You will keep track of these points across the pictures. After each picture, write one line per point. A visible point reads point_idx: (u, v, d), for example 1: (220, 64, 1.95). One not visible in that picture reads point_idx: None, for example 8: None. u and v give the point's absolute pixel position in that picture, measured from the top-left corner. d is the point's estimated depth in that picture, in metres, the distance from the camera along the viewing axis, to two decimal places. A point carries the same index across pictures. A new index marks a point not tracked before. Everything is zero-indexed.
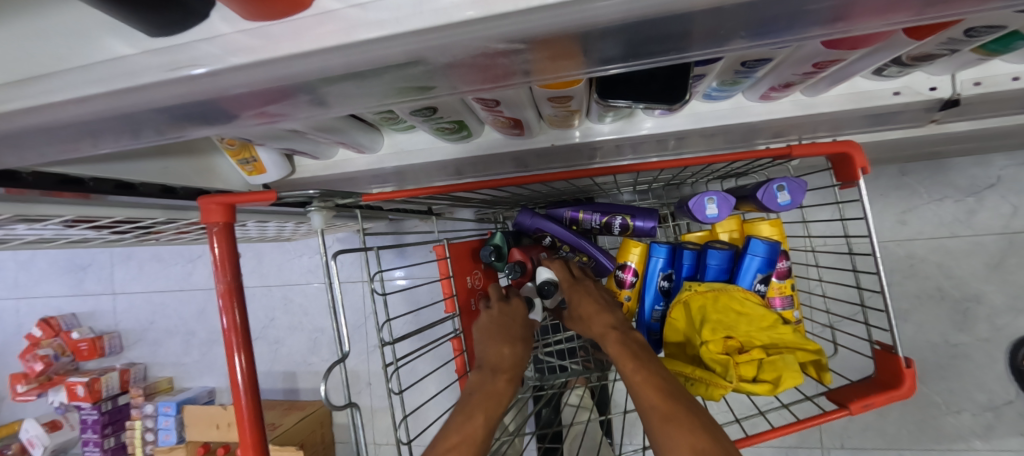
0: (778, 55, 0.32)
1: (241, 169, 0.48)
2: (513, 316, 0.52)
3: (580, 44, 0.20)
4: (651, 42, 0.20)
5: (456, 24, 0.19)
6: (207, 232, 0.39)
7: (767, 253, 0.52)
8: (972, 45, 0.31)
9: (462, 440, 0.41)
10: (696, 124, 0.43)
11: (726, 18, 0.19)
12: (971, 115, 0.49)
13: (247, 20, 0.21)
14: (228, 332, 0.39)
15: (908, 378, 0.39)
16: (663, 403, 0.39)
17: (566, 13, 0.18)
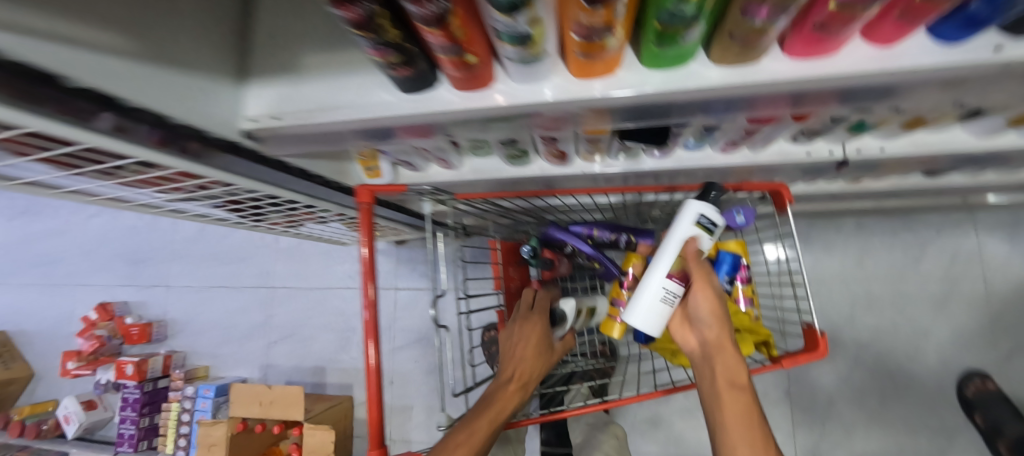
0: (723, 127, 0.52)
1: (365, 174, 0.69)
2: (539, 349, 0.65)
3: (616, 112, 0.42)
4: (651, 115, 0.42)
5: (559, 99, 0.41)
6: (358, 209, 0.58)
7: (733, 262, 0.70)
8: (839, 127, 0.53)
9: (464, 441, 0.55)
10: (680, 164, 0.64)
11: (684, 107, 0.41)
12: (876, 171, 0.70)
13: (455, 90, 0.42)
14: (367, 324, 0.56)
15: (820, 342, 0.58)
16: None
17: (611, 100, 0.40)
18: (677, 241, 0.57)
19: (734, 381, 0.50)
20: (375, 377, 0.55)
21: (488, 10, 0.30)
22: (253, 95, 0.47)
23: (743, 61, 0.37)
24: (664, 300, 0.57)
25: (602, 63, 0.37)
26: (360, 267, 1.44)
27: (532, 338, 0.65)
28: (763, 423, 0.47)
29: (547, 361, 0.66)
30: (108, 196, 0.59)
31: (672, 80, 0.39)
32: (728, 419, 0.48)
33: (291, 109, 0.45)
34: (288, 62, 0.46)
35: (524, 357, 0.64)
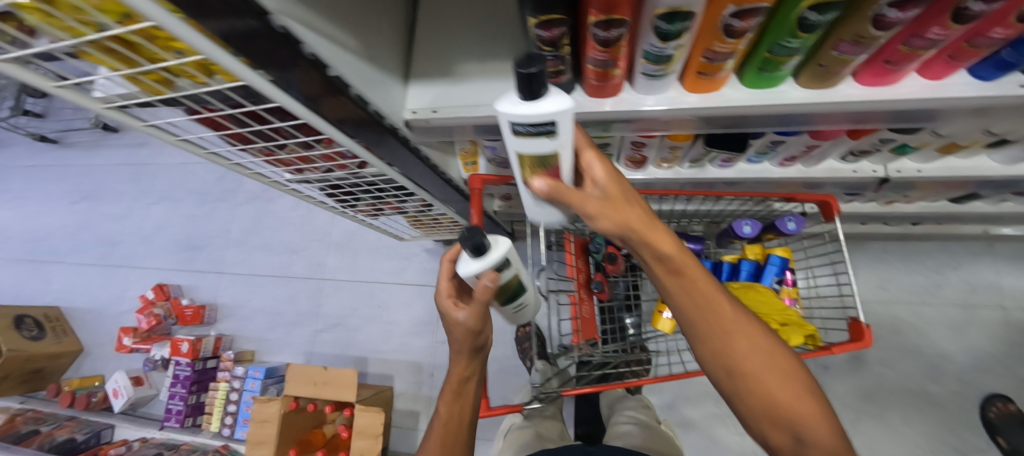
0: (788, 141, 0.63)
1: (465, 167, 0.81)
2: (457, 334, 0.64)
3: (706, 119, 0.53)
4: (734, 123, 0.53)
5: (668, 106, 0.51)
6: (470, 194, 0.69)
7: (781, 264, 0.81)
8: (885, 146, 0.63)
9: (449, 421, 0.68)
10: (740, 174, 0.75)
11: (763, 119, 0.52)
12: (909, 192, 0.79)
13: (586, 97, 0.54)
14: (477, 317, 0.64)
15: (865, 331, 0.67)
16: (747, 327, 0.45)
17: (708, 109, 0.51)
18: (516, 156, 0.44)
19: (676, 269, 0.44)
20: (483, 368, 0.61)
21: (646, 37, 0.41)
22: (415, 91, 0.58)
23: (825, 86, 0.47)
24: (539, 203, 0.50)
25: (715, 82, 0.48)
26: (407, 264, 1.53)
27: (446, 322, 0.65)
28: (712, 282, 0.46)
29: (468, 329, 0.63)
30: (254, 170, 0.71)
31: (762, 93, 0.49)
32: (687, 305, 0.45)
33: (446, 104, 0.56)
34: (446, 69, 0.58)
35: (454, 331, 0.65)
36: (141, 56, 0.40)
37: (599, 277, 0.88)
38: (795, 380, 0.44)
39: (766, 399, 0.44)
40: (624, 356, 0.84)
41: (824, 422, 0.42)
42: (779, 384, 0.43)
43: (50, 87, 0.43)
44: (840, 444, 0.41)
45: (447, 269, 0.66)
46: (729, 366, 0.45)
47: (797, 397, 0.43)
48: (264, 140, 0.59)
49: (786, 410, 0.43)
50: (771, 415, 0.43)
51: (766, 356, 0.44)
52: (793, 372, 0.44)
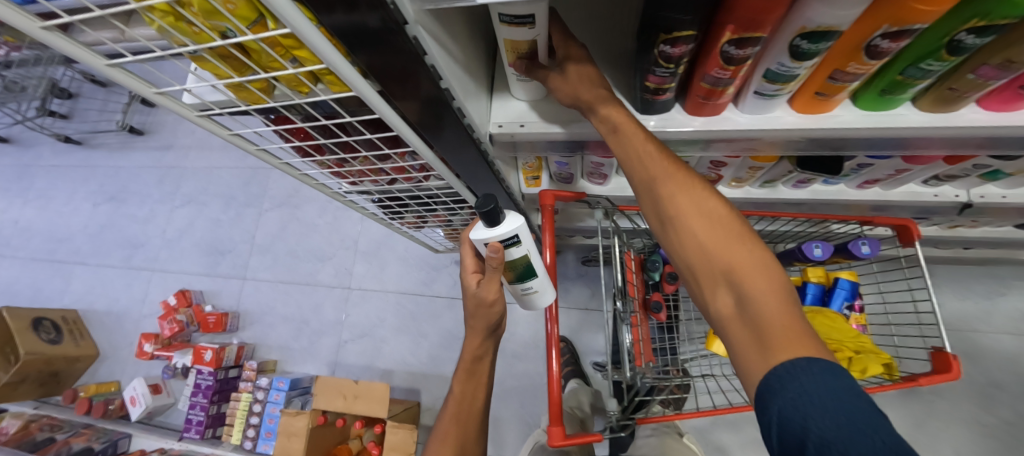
0: (877, 164, 0.61)
1: (527, 182, 0.80)
2: (473, 308, 0.62)
3: (803, 141, 0.51)
4: (833, 144, 0.52)
5: (768, 126, 0.50)
6: (542, 209, 0.68)
7: (851, 288, 0.79)
8: (976, 172, 0.61)
9: (465, 407, 0.67)
10: (814, 195, 0.73)
11: (864, 142, 0.50)
12: (984, 216, 0.77)
13: (686, 114, 0.52)
14: (552, 336, 0.63)
15: (954, 363, 0.64)
16: (699, 195, 0.45)
17: (808, 131, 0.49)
18: (502, 41, 0.46)
19: (618, 131, 0.48)
20: (557, 389, 0.59)
21: (776, 56, 0.40)
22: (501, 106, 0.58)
23: (948, 109, 0.45)
24: (518, 80, 0.53)
25: (830, 103, 0.46)
26: (437, 275, 1.51)
27: (464, 295, 0.63)
28: (658, 146, 0.48)
29: (482, 306, 0.60)
30: (318, 182, 0.70)
31: (871, 115, 0.47)
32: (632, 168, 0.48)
33: (535, 119, 0.56)
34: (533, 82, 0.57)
35: (472, 312, 0.63)
36: (255, 63, 0.38)
37: (658, 298, 0.86)
38: (742, 240, 0.42)
39: (708, 257, 0.42)
40: (674, 379, 0.81)
41: (770, 281, 0.39)
42: (722, 241, 0.42)
43: (151, 93, 0.41)
44: (780, 301, 0.38)
45: (468, 245, 0.61)
46: (667, 223, 0.46)
47: (739, 254, 0.41)
48: (337, 153, 0.58)
49: (725, 267, 0.41)
50: (710, 274, 0.42)
51: (710, 214, 0.44)
52: (744, 234, 0.43)
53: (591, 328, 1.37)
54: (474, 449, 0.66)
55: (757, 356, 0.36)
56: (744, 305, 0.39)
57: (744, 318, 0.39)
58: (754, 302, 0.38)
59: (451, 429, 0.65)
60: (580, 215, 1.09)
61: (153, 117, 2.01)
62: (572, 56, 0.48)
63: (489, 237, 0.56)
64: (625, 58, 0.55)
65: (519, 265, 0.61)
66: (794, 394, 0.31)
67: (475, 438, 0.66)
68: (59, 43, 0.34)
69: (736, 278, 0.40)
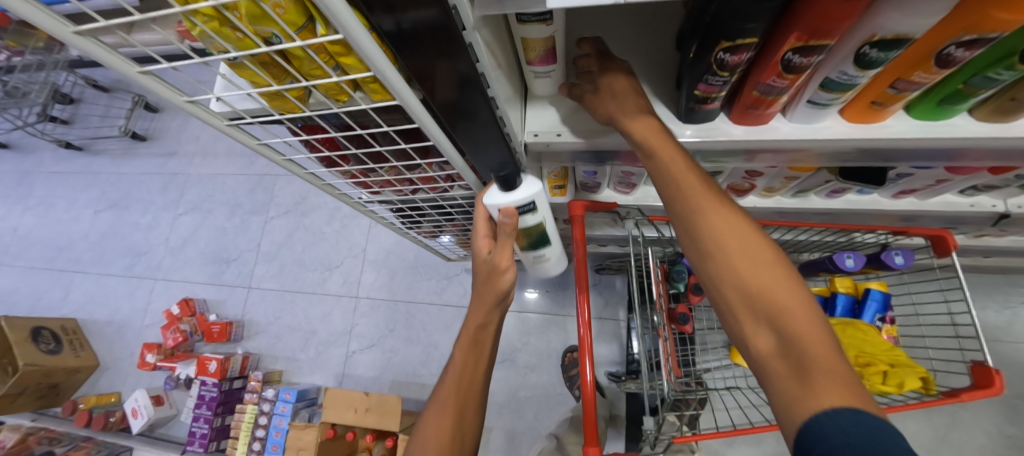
0: (917, 174, 0.60)
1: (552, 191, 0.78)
2: (483, 276, 0.57)
3: (850, 151, 0.50)
4: (882, 155, 0.50)
5: (815, 136, 0.48)
6: (572, 220, 0.67)
7: (882, 300, 0.77)
8: (1018, 182, 0.60)
9: (467, 379, 0.57)
10: (846, 205, 0.72)
11: (915, 152, 0.49)
12: (1018, 226, 0.75)
13: (733, 123, 0.51)
14: (585, 352, 0.60)
15: (997, 378, 0.62)
16: (734, 218, 0.41)
17: (858, 141, 0.47)
18: (520, 41, 0.45)
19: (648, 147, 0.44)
20: (593, 406, 0.57)
21: (838, 64, 0.38)
22: (536, 116, 0.56)
23: (1005, 120, 0.43)
24: (537, 78, 0.52)
25: (884, 112, 0.45)
26: (447, 284, 1.50)
27: (474, 261, 0.59)
28: (691, 164, 0.44)
29: (493, 281, 0.56)
30: (340, 192, 0.68)
31: (926, 126, 0.46)
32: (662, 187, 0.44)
33: (574, 127, 0.54)
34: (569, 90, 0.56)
35: (481, 292, 0.57)
36: (296, 70, 0.36)
37: (683, 309, 0.86)
38: (783, 274, 0.38)
39: (745, 290, 0.38)
40: (701, 393, 0.79)
41: (814, 322, 0.36)
42: (761, 273, 0.38)
43: (182, 102, 0.39)
44: (828, 345, 0.34)
45: (481, 212, 0.58)
46: (698, 247, 0.42)
47: (782, 291, 0.37)
48: (363, 163, 0.56)
49: (766, 303, 0.37)
50: (747, 311, 0.38)
51: (748, 243, 0.40)
52: (785, 267, 0.39)
53: (605, 338, 1.35)
54: (473, 429, 0.57)
55: (802, 404, 0.33)
56: (788, 347, 0.35)
57: (788, 362, 0.35)
58: (799, 345, 0.34)
59: (450, 402, 0.56)
60: (598, 224, 1.07)
61: (156, 123, 1.98)
62: (606, 71, 0.47)
63: (504, 199, 0.54)
64: (665, 67, 0.54)
65: (533, 234, 0.61)
66: (830, 444, 0.29)
67: (475, 412, 0.57)
68: (92, 49, 0.32)
69: (778, 317, 0.36)
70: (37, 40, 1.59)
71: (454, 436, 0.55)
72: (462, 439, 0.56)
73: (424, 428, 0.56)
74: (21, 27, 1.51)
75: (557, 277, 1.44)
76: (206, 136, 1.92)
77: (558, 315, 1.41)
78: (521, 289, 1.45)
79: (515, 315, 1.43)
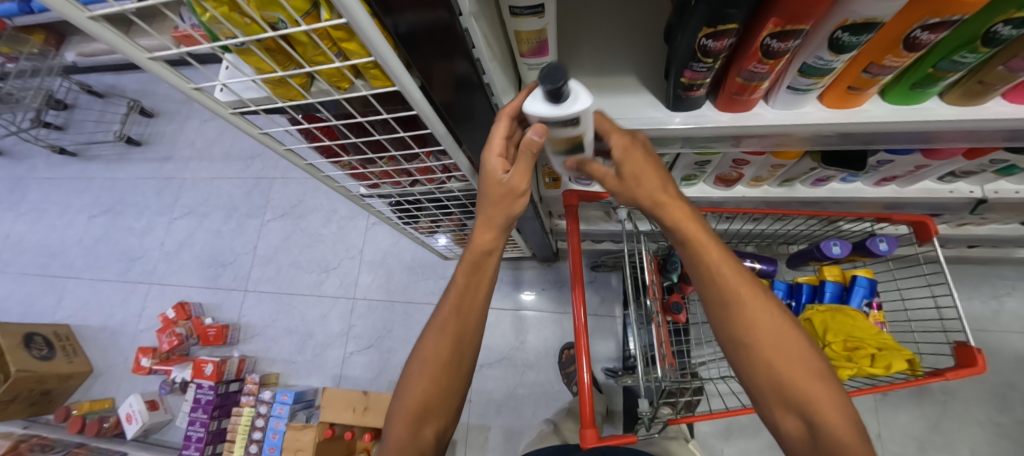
0: (897, 161, 0.62)
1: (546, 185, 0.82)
2: (492, 197, 0.51)
3: (830, 135, 0.52)
4: (860, 139, 0.53)
5: (797, 120, 0.50)
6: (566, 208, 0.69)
7: (868, 286, 0.80)
8: (991, 168, 0.63)
9: (468, 302, 0.58)
10: (831, 193, 0.74)
11: (891, 136, 0.51)
12: (997, 213, 0.78)
13: (719, 111, 0.53)
14: (582, 339, 0.62)
15: (979, 358, 0.64)
16: (769, 314, 0.48)
17: (838, 126, 0.50)
18: (514, 33, 0.46)
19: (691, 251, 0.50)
20: (590, 393, 0.58)
21: (815, 49, 0.40)
22: None
23: (976, 103, 0.46)
24: (531, 69, 0.54)
25: (860, 97, 0.47)
26: (444, 284, 1.51)
27: (483, 178, 0.49)
28: (735, 267, 0.49)
29: (509, 205, 0.51)
30: (339, 184, 0.70)
31: (901, 109, 0.48)
32: (706, 289, 0.50)
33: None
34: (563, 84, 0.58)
35: (490, 219, 0.53)
36: (300, 56, 0.38)
37: (677, 298, 0.87)
38: (812, 368, 0.46)
39: (779, 385, 0.46)
40: (695, 380, 0.80)
41: (839, 410, 0.44)
42: (793, 370, 0.46)
43: (189, 90, 0.41)
44: (848, 429, 0.43)
45: (503, 122, 0.46)
46: (735, 340, 0.49)
47: (812, 385, 0.45)
48: (363, 152, 0.57)
49: (799, 397, 0.45)
50: (781, 400, 0.46)
51: (783, 342, 0.47)
52: (812, 359, 0.47)
53: (602, 334, 1.36)
54: (473, 346, 0.60)
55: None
56: (816, 432, 0.44)
57: (815, 443, 0.44)
58: (827, 434, 0.43)
59: (451, 322, 0.58)
60: (593, 219, 1.09)
61: (151, 128, 1.99)
62: (631, 157, 0.46)
63: (545, 108, 0.40)
64: (651, 61, 0.57)
65: (565, 143, 0.46)
66: None
67: (474, 333, 0.59)
68: (105, 34, 0.33)
69: (808, 408, 0.45)
70: (31, 47, 1.63)
71: (450, 359, 0.57)
72: (459, 360, 0.58)
73: (424, 348, 0.58)
74: (15, 34, 1.60)
75: (553, 275, 1.46)
76: (201, 140, 1.93)
77: (555, 312, 1.42)
78: (518, 289, 1.47)
79: (512, 314, 1.45)
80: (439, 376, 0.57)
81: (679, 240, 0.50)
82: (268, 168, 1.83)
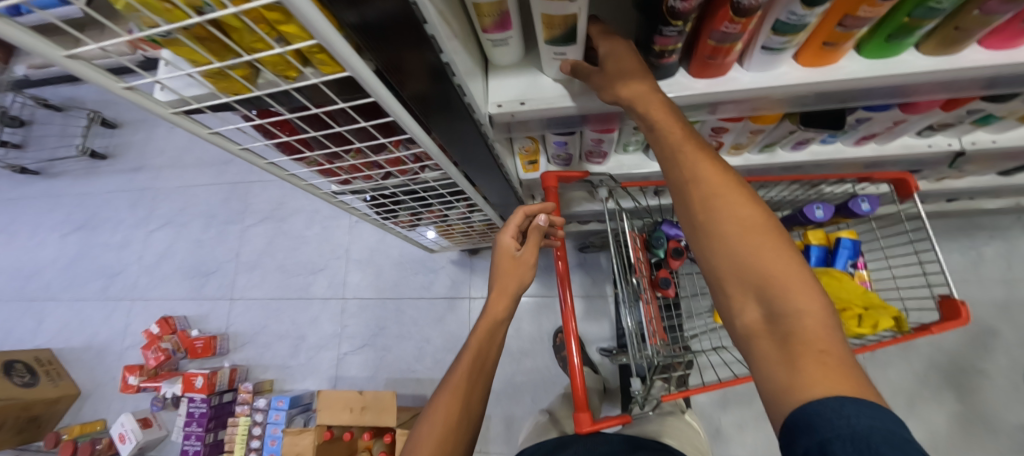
0: (875, 117, 0.61)
1: (524, 168, 0.81)
2: (505, 269, 0.69)
3: (808, 95, 0.51)
4: (837, 96, 0.51)
5: (772, 82, 0.49)
6: (547, 192, 0.70)
7: (853, 247, 0.80)
8: (968, 118, 0.62)
9: (475, 366, 0.64)
10: (813, 156, 0.74)
11: (867, 92, 0.50)
12: (975, 163, 0.78)
13: (693, 77, 0.51)
14: (569, 323, 0.61)
15: (964, 310, 0.64)
16: (733, 191, 0.40)
17: (815, 85, 0.48)
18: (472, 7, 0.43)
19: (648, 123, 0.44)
20: (580, 377, 0.57)
21: (787, 4, 0.38)
22: (496, 85, 0.56)
23: (952, 52, 0.45)
24: (496, 46, 0.51)
25: (835, 54, 0.46)
26: (435, 277, 1.50)
27: (498, 253, 0.69)
28: (693, 141, 0.43)
29: (520, 276, 0.69)
30: (307, 182, 0.66)
31: (875, 64, 0.47)
32: (663, 163, 0.45)
33: (536, 94, 0.54)
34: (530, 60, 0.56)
35: (511, 288, 0.68)
36: (236, 44, 0.34)
37: (665, 273, 0.86)
38: (781, 250, 0.38)
39: (742, 269, 0.38)
40: (687, 355, 0.80)
41: (809, 298, 0.35)
42: (762, 249, 0.38)
43: (117, 88, 0.37)
44: (818, 320, 0.34)
45: (517, 217, 0.68)
46: (695, 223, 0.42)
47: (778, 267, 0.37)
48: (327, 147, 0.54)
49: (761, 280, 0.37)
50: (741, 286, 0.38)
51: (747, 218, 0.39)
52: (785, 246, 0.38)
53: (595, 315, 1.36)
54: (477, 409, 0.63)
55: (785, 379, 0.33)
56: (776, 321, 0.35)
57: (775, 336, 0.35)
58: (791, 322, 0.35)
59: (458, 387, 0.61)
60: (576, 200, 1.07)
61: (117, 140, 1.91)
62: (616, 55, 0.45)
63: None
64: (621, 28, 0.54)
65: (560, 25, 0.43)
66: (818, 435, 0.28)
67: (479, 399, 0.63)
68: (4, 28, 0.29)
69: (769, 292, 0.36)
70: None
71: (459, 419, 0.59)
72: (467, 421, 0.60)
73: (433, 411, 0.60)
74: None
75: (542, 260, 1.45)
76: (171, 148, 1.86)
77: (547, 297, 1.42)
78: None
79: None
80: (447, 437, 0.57)
81: (635, 112, 0.45)
82: (244, 173, 1.77)
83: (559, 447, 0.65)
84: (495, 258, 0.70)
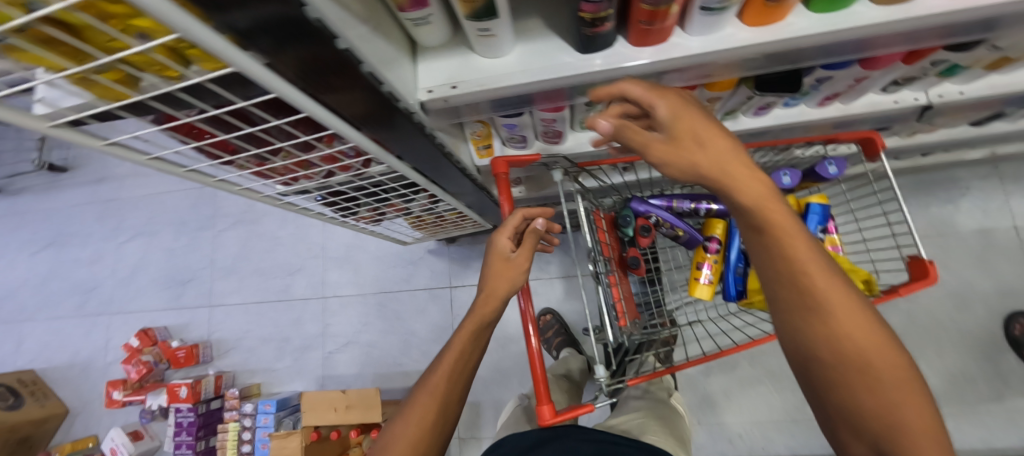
0: (836, 76, 0.58)
1: (478, 153, 0.78)
2: (498, 270, 0.66)
3: (759, 57, 0.47)
4: (790, 57, 0.48)
5: (717, 47, 0.45)
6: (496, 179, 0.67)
7: (821, 212, 0.78)
8: (932, 70, 0.59)
9: (450, 367, 0.61)
10: (777, 121, 0.71)
11: (821, 51, 0.47)
12: (945, 116, 0.75)
13: (633, 46, 0.47)
14: (527, 314, 0.59)
15: (932, 269, 0.63)
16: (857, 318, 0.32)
17: (764, 47, 0.45)
18: None
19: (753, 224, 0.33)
20: (540, 365, 0.56)
21: None
22: (424, 70, 0.53)
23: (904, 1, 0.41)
24: (417, 26, 0.47)
25: (781, 10, 0.42)
26: (414, 269, 1.47)
27: (491, 252, 0.67)
28: (814, 248, 0.33)
29: (512, 276, 0.66)
30: (242, 187, 0.62)
31: (826, 19, 0.43)
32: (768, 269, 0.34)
33: (468, 76, 0.51)
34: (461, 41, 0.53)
35: (508, 284, 0.66)
36: (89, 44, 0.30)
37: (635, 252, 0.84)
38: (906, 390, 0.32)
39: (857, 410, 0.32)
40: (665, 331, 0.79)
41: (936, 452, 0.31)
42: (884, 391, 0.31)
43: None
44: None
45: (516, 218, 0.67)
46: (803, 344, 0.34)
47: (905, 416, 0.31)
48: (248, 149, 0.50)
49: (877, 419, 0.31)
50: (851, 426, 0.33)
51: (874, 352, 0.32)
52: (909, 384, 0.32)
53: (578, 296, 1.35)
54: (456, 409, 0.61)
55: None
56: None
57: None
58: None
59: (435, 385, 0.59)
60: (545, 182, 1.04)
61: (75, 151, 1.83)
62: (696, 125, 0.32)
63: None
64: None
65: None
66: None
67: (459, 396, 0.61)
68: None
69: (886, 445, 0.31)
70: None
71: (437, 418, 0.58)
72: (445, 419, 0.59)
73: (410, 410, 0.58)
74: None
75: None
76: None
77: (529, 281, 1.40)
78: None
79: None
80: (422, 436, 0.55)
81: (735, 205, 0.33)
82: None
83: (537, 445, 0.61)
84: (489, 257, 0.68)
